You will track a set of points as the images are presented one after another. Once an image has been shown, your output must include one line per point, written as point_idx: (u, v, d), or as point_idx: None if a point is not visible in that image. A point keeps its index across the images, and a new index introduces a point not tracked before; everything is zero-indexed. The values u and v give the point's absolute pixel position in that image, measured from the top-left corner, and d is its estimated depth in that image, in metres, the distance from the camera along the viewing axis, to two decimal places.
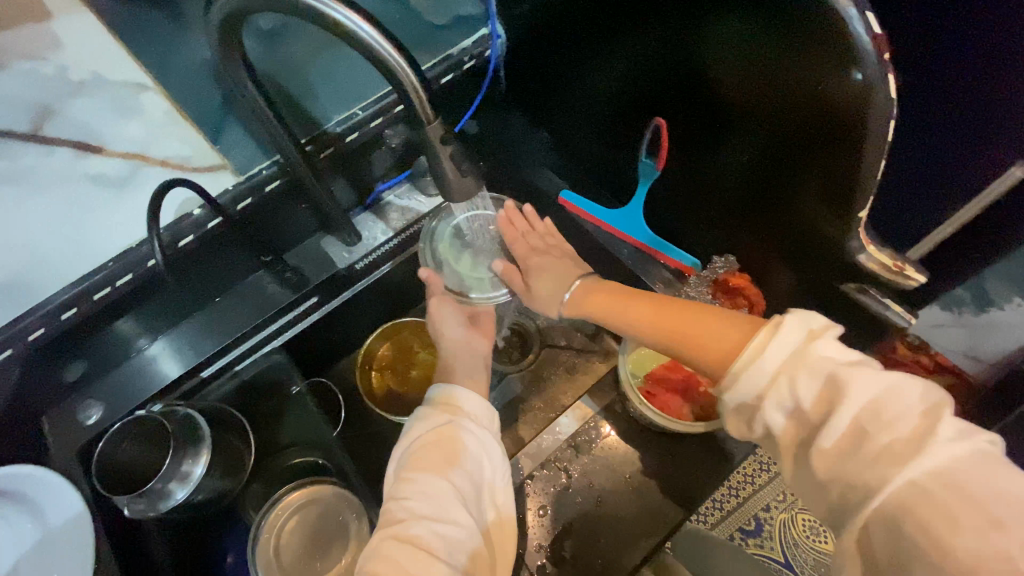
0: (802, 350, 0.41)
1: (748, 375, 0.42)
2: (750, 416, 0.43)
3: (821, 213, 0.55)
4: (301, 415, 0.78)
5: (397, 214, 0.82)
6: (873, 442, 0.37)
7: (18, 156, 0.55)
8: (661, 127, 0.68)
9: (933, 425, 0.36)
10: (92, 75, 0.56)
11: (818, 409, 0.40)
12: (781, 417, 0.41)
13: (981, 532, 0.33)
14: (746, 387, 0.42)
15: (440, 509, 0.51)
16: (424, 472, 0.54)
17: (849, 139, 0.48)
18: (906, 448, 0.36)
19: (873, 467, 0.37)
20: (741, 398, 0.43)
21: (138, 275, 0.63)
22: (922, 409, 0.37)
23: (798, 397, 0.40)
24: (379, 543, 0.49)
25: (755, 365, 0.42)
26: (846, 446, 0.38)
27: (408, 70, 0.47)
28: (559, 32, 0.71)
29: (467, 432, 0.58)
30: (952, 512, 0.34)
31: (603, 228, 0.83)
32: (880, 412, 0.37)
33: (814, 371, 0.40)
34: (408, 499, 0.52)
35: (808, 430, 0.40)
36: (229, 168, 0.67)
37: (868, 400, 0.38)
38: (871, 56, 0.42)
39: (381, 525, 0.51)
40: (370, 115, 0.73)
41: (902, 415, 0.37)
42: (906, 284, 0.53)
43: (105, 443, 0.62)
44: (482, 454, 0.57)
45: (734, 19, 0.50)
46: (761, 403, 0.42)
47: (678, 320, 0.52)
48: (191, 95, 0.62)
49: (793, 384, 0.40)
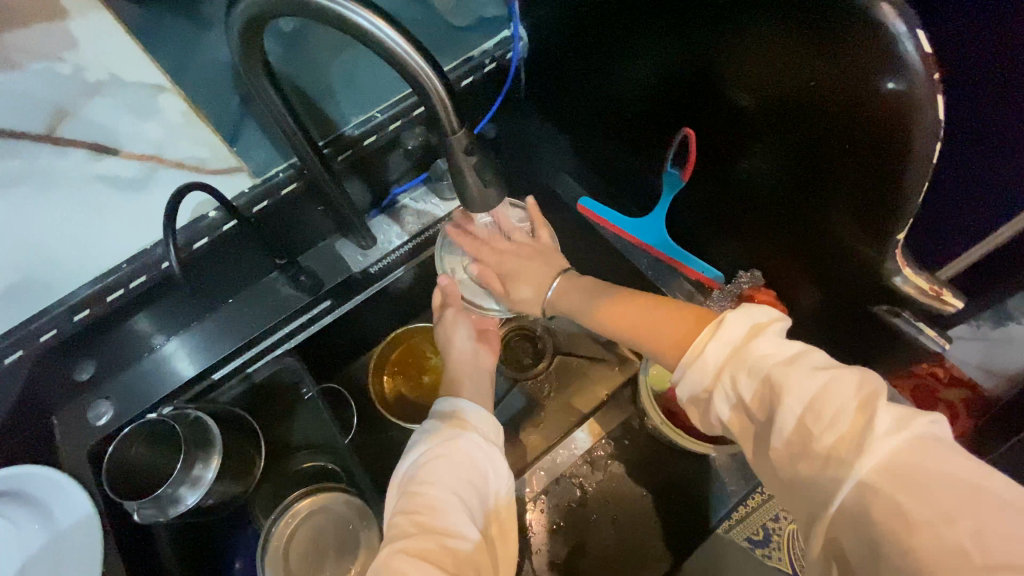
0: (741, 348, 0.42)
1: (691, 372, 0.44)
2: (704, 411, 0.45)
3: (855, 232, 0.53)
4: (311, 417, 0.77)
5: (413, 218, 0.81)
6: (818, 443, 0.36)
7: (35, 157, 0.58)
8: (689, 138, 0.66)
9: (871, 420, 0.35)
10: (109, 77, 0.60)
11: (758, 405, 0.40)
12: (728, 412, 0.42)
13: (931, 526, 0.32)
14: (690, 382, 0.44)
15: (451, 526, 0.49)
16: (432, 483, 0.53)
17: (890, 159, 0.46)
18: (850, 447, 0.35)
19: (823, 468, 0.36)
20: (690, 392, 0.45)
21: (149, 279, 0.60)
22: (858, 402, 0.37)
23: (739, 391, 0.41)
24: (386, 558, 0.46)
25: (696, 360, 0.44)
26: (790, 446, 0.38)
27: (434, 78, 0.45)
28: (582, 37, 0.70)
29: (471, 443, 0.58)
30: (905, 510, 0.33)
31: (624, 237, 0.82)
32: (818, 409, 0.37)
33: (754, 372, 0.41)
34: (417, 511, 0.51)
35: (756, 427, 0.40)
36: (245, 170, 0.64)
37: (808, 398, 0.38)
38: (920, 74, 0.41)
39: (389, 540, 0.49)
40: (389, 118, 0.70)
41: (842, 412, 0.36)
42: (945, 309, 0.53)
43: (116, 446, 0.61)
44: (487, 465, 0.57)
45: (771, 31, 0.48)
46: (710, 397, 0.43)
47: (665, 323, 0.53)
48: (212, 97, 0.64)
49: (733, 380, 0.41)
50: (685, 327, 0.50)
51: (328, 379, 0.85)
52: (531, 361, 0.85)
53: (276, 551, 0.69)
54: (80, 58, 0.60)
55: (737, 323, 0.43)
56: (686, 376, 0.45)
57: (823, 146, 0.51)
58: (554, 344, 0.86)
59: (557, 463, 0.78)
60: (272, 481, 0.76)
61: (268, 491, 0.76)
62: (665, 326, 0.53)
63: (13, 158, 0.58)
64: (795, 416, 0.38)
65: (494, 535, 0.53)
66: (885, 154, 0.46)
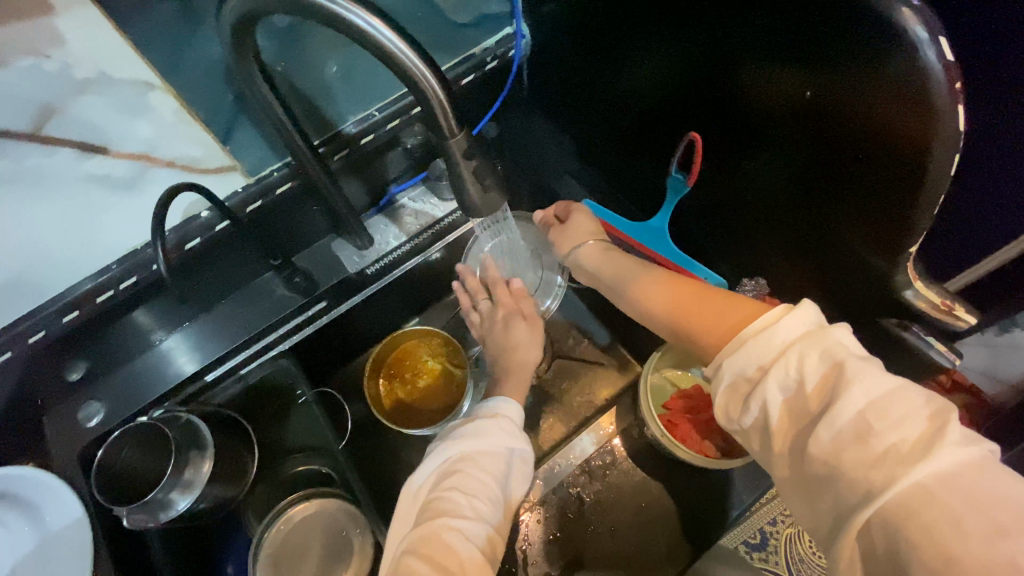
0: (816, 331, 0.40)
1: (756, 341, 0.41)
2: (745, 395, 0.42)
3: (867, 243, 0.52)
4: (306, 418, 0.75)
5: (411, 218, 0.79)
6: (877, 439, 0.35)
7: (21, 156, 0.52)
8: (695, 142, 0.64)
9: (942, 428, 0.34)
10: (98, 72, 0.51)
11: (818, 392, 0.38)
12: (780, 397, 0.39)
13: (986, 538, 0.30)
14: (752, 354, 0.41)
15: (481, 513, 0.48)
16: (484, 472, 0.51)
17: (909, 169, 0.44)
18: (914, 450, 0.34)
19: (876, 465, 0.34)
20: (743, 368, 0.42)
21: (140, 278, 0.61)
22: (929, 411, 0.35)
23: (802, 375, 0.39)
24: (418, 538, 0.45)
25: (766, 329, 0.42)
26: (846, 435, 0.36)
27: (432, 80, 0.43)
28: (586, 35, 0.68)
29: (520, 448, 0.56)
30: (960, 518, 0.31)
31: (626, 240, 0.79)
32: (885, 407, 0.35)
33: (826, 354, 0.39)
34: (469, 493, 0.49)
35: (806, 416, 0.38)
36: (240, 169, 0.65)
37: (876, 394, 0.36)
38: (942, 84, 0.39)
39: (424, 520, 0.47)
40: (387, 117, 0.69)
41: (910, 415, 0.35)
42: (955, 324, 0.51)
43: (105, 451, 0.59)
44: (525, 472, 0.56)
45: (780, 34, 0.46)
46: (763, 377, 0.41)
47: (687, 319, 0.51)
48: (201, 95, 0.59)
49: (801, 361, 0.39)
50: (725, 316, 0.48)
51: (324, 381, 0.84)
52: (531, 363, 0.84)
53: (269, 557, 0.69)
54: (68, 54, 0.49)
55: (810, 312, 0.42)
56: (741, 351, 0.42)
57: (834, 154, 0.49)
58: (553, 347, 0.85)
59: (556, 470, 0.77)
60: (266, 483, 0.74)
61: (262, 494, 0.75)
62: (690, 319, 0.51)
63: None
64: (857, 409, 0.36)
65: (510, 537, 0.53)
66: (899, 166, 0.44)
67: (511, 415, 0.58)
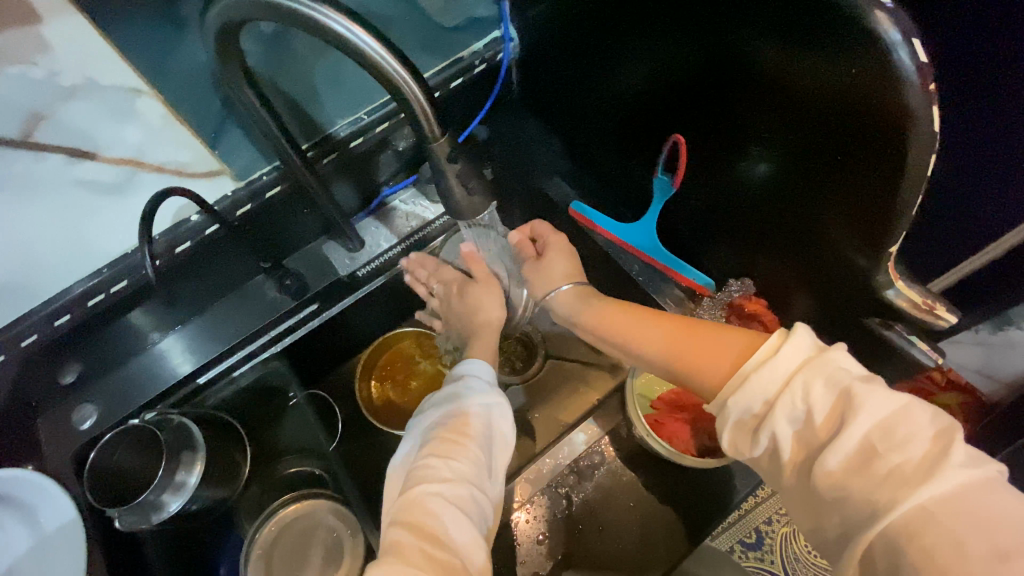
0: (817, 357, 0.40)
1: (761, 375, 0.41)
2: (754, 430, 0.41)
3: (850, 243, 0.52)
4: (299, 421, 0.79)
5: (403, 219, 0.80)
6: (882, 461, 0.35)
7: (11, 161, 0.51)
8: (679, 144, 0.65)
9: (946, 450, 0.35)
10: (86, 79, 0.50)
11: (828, 421, 0.38)
12: (790, 430, 0.39)
13: (989, 565, 0.31)
14: (756, 390, 0.41)
15: (468, 474, 0.49)
16: (466, 436, 0.51)
17: (887, 168, 0.44)
18: (918, 471, 0.34)
19: (881, 487, 0.35)
20: (748, 405, 0.41)
21: (131, 282, 0.63)
22: (932, 432, 0.36)
23: (809, 405, 0.39)
24: (407, 504, 0.46)
25: (767, 363, 0.41)
26: (854, 460, 0.36)
27: (415, 86, 0.44)
28: (574, 38, 0.69)
29: (503, 410, 0.55)
30: (962, 540, 0.32)
31: (615, 242, 0.80)
32: (890, 429, 0.36)
33: (830, 382, 0.39)
34: (450, 457, 0.49)
35: (815, 444, 0.38)
36: (229, 173, 0.65)
37: (881, 417, 0.37)
38: (915, 85, 0.39)
39: (409, 485, 0.48)
40: (377, 120, 0.72)
41: (915, 436, 0.36)
42: (935, 323, 0.52)
43: (99, 452, 0.60)
44: (511, 434, 0.55)
45: (756, 34, 0.47)
46: (770, 410, 0.40)
47: (681, 346, 0.51)
48: (190, 100, 0.57)
49: (807, 391, 0.39)
50: (724, 346, 0.48)
51: (317, 383, 0.85)
52: (523, 364, 0.84)
53: (260, 557, 0.69)
54: (54, 61, 0.48)
55: (807, 337, 0.42)
56: (747, 387, 0.42)
57: (818, 153, 0.49)
58: (545, 347, 0.86)
59: (545, 471, 0.77)
60: (258, 484, 0.75)
61: (254, 494, 0.75)
62: (685, 349, 0.51)
63: None
64: (863, 432, 0.36)
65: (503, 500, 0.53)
66: (881, 169, 0.45)
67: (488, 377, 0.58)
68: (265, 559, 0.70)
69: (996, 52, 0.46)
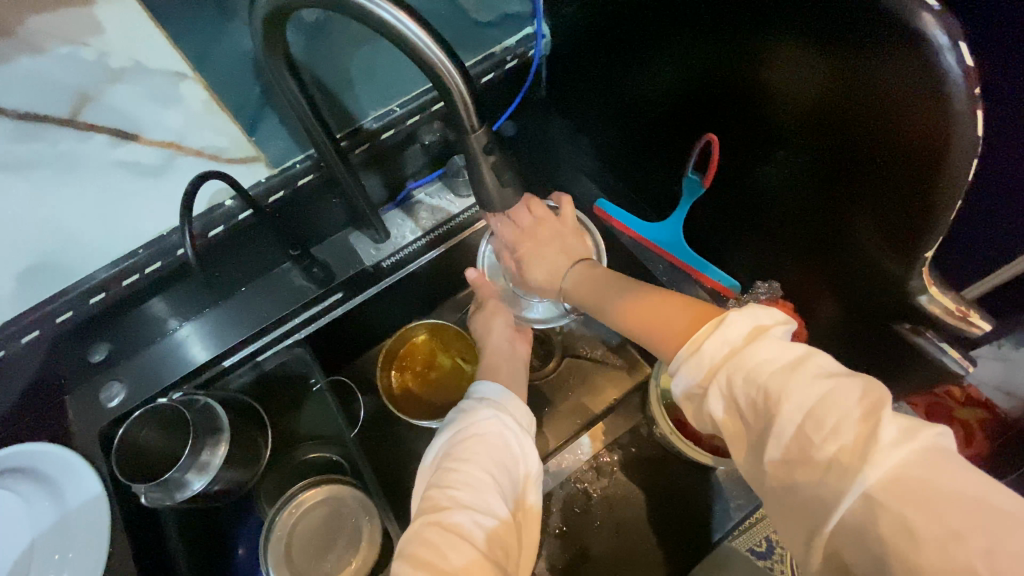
0: (741, 350, 0.42)
1: (687, 364, 0.44)
2: (699, 406, 0.44)
3: (882, 249, 0.52)
4: (321, 410, 0.76)
5: (427, 212, 0.80)
6: (817, 452, 0.36)
7: (58, 139, 0.57)
8: (712, 143, 0.65)
9: (875, 430, 0.34)
10: (134, 63, 0.60)
11: (753, 410, 0.40)
12: (722, 412, 0.42)
13: (940, 546, 0.31)
14: (687, 376, 0.44)
15: (482, 499, 0.48)
16: (465, 459, 0.51)
17: (927, 173, 0.44)
18: (852, 457, 0.34)
19: (824, 479, 0.35)
20: (687, 383, 0.44)
21: (164, 264, 0.60)
22: (861, 412, 0.36)
23: (735, 394, 0.41)
24: (419, 529, 0.46)
25: (692, 356, 0.44)
26: (790, 453, 0.37)
27: (457, 76, 0.44)
28: (606, 36, 0.69)
29: (502, 424, 0.56)
30: (912, 526, 0.32)
31: (639, 241, 0.81)
32: (818, 419, 0.36)
33: (751, 377, 0.40)
34: (450, 486, 0.49)
35: (751, 432, 0.40)
36: (263, 160, 0.64)
37: (809, 405, 0.37)
38: (960, 88, 0.39)
39: (422, 512, 0.48)
40: (408, 112, 0.70)
41: (843, 421, 0.35)
42: (970, 330, 0.52)
43: (127, 429, 0.60)
44: (517, 448, 0.54)
45: (789, 37, 0.47)
46: (705, 393, 0.43)
47: (648, 325, 0.55)
48: (229, 88, 0.63)
49: (729, 383, 0.41)
50: (678, 319, 0.52)
51: (338, 371, 0.86)
52: (541, 361, 0.85)
53: (279, 538, 0.70)
54: (103, 44, 0.59)
55: (741, 322, 0.43)
56: (682, 369, 0.45)
57: (851, 154, 0.49)
58: (563, 345, 0.86)
59: (563, 466, 0.78)
60: (278, 471, 0.76)
61: (273, 478, 0.75)
62: (647, 327, 0.55)
63: (36, 141, 0.57)
64: (794, 424, 0.37)
65: (520, 518, 0.51)
66: (918, 170, 0.44)
67: (499, 401, 0.59)
68: (285, 539, 0.71)
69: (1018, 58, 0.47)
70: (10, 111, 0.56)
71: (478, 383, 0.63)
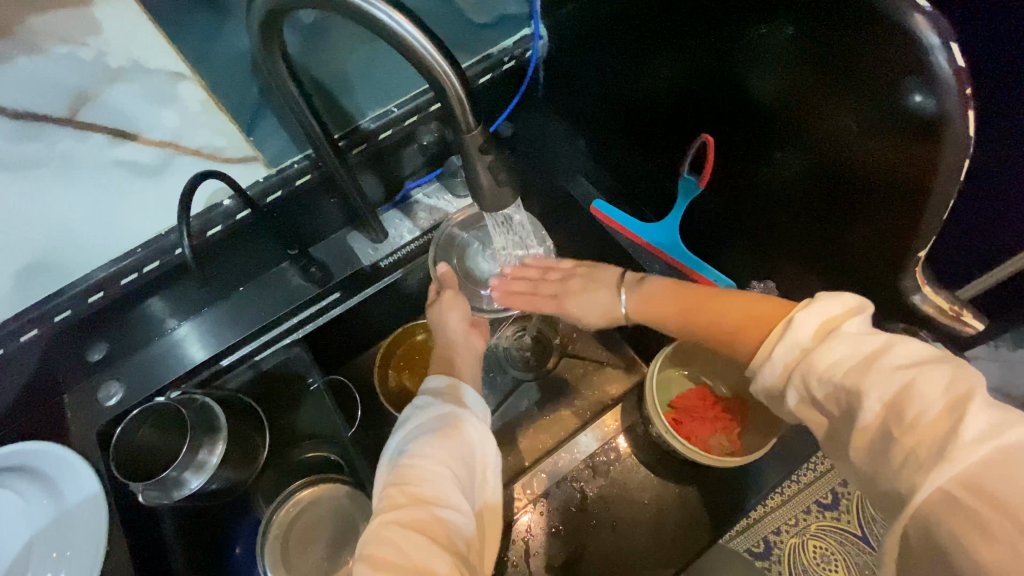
0: (810, 352, 0.43)
1: (763, 372, 0.46)
2: (778, 404, 0.46)
3: (873, 248, 0.52)
4: (317, 408, 0.76)
5: (425, 212, 0.80)
6: (896, 444, 0.35)
7: (54, 141, 0.53)
8: (707, 144, 0.65)
9: (958, 425, 0.33)
10: (131, 63, 0.53)
11: (834, 402, 0.40)
12: (801, 407, 0.43)
13: (1014, 543, 0.30)
14: (763, 380, 0.46)
15: (442, 495, 0.46)
16: (424, 454, 0.49)
17: (916, 171, 0.44)
18: (931, 451, 0.34)
19: (900, 472, 0.35)
20: (765, 387, 0.46)
21: (162, 263, 0.65)
22: (946, 402, 0.35)
23: (812, 391, 0.42)
24: (377, 527, 0.44)
25: (764, 360, 0.46)
26: (870, 443, 0.37)
27: (449, 73, 0.44)
28: (603, 37, 0.69)
29: (461, 419, 0.54)
30: (985, 521, 0.31)
31: (637, 242, 0.81)
32: (899, 410, 0.36)
33: (829, 371, 0.41)
34: (407, 482, 0.47)
35: (834, 421, 0.41)
36: (262, 160, 0.68)
37: (889, 397, 0.37)
38: (948, 87, 0.40)
39: (379, 508, 0.46)
40: (406, 112, 0.72)
41: (925, 413, 0.35)
42: (963, 329, 0.53)
43: (124, 429, 0.60)
44: (476, 443, 0.53)
45: (782, 34, 0.48)
46: (782, 392, 0.45)
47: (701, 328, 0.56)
48: (229, 89, 0.60)
49: (807, 381, 0.42)
50: (733, 318, 0.53)
51: (337, 370, 0.87)
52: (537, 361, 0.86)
53: (276, 538, 0.70)
54: (104, 43, 0.51)
55: (806, 322, 0.44)
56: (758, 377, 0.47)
57: (843, 153, 0.49)
58: (561, 346, 0.87)
59: (559, 465, 0.78)
60: (275, 470, 0.76)
61: (271, 477, 0.76)
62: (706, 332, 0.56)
63: (35, 142, 0.52)
64: (875, 413, 0.37)
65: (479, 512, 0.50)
66: (908, 170, 0.45)
67: (452, 395, 0.57)
68: (281, 538, 0.71)
69: (1000, 57, 0.48)
70: (7, 110, 0.50)
71: (427, 378, 0.61)
